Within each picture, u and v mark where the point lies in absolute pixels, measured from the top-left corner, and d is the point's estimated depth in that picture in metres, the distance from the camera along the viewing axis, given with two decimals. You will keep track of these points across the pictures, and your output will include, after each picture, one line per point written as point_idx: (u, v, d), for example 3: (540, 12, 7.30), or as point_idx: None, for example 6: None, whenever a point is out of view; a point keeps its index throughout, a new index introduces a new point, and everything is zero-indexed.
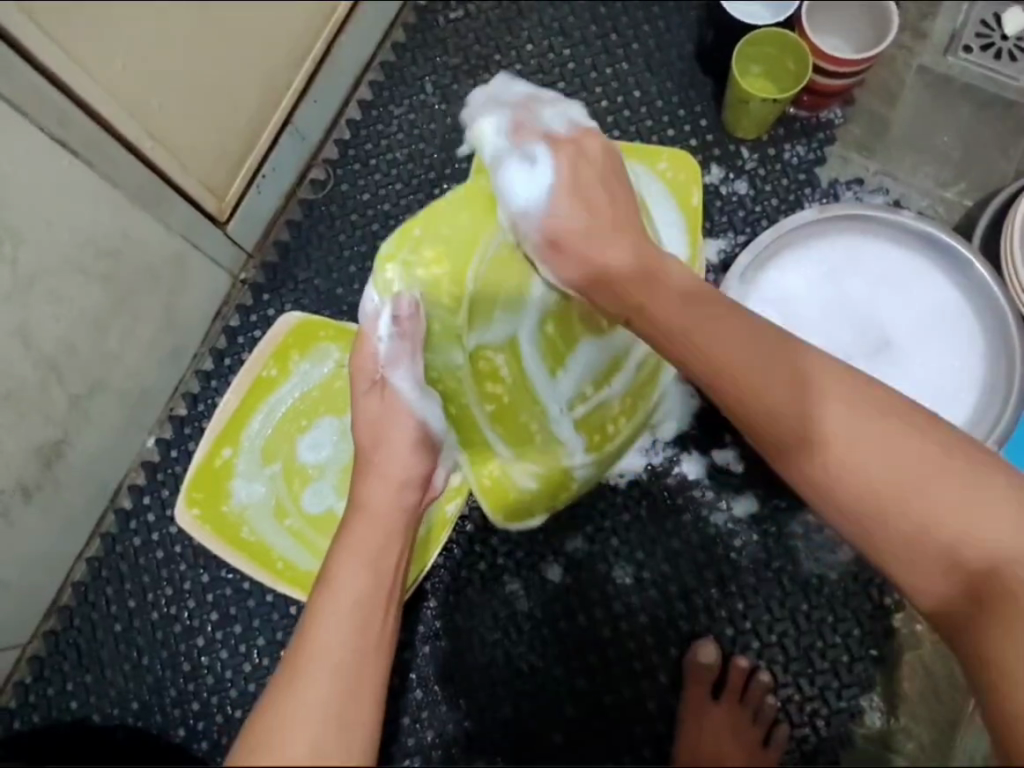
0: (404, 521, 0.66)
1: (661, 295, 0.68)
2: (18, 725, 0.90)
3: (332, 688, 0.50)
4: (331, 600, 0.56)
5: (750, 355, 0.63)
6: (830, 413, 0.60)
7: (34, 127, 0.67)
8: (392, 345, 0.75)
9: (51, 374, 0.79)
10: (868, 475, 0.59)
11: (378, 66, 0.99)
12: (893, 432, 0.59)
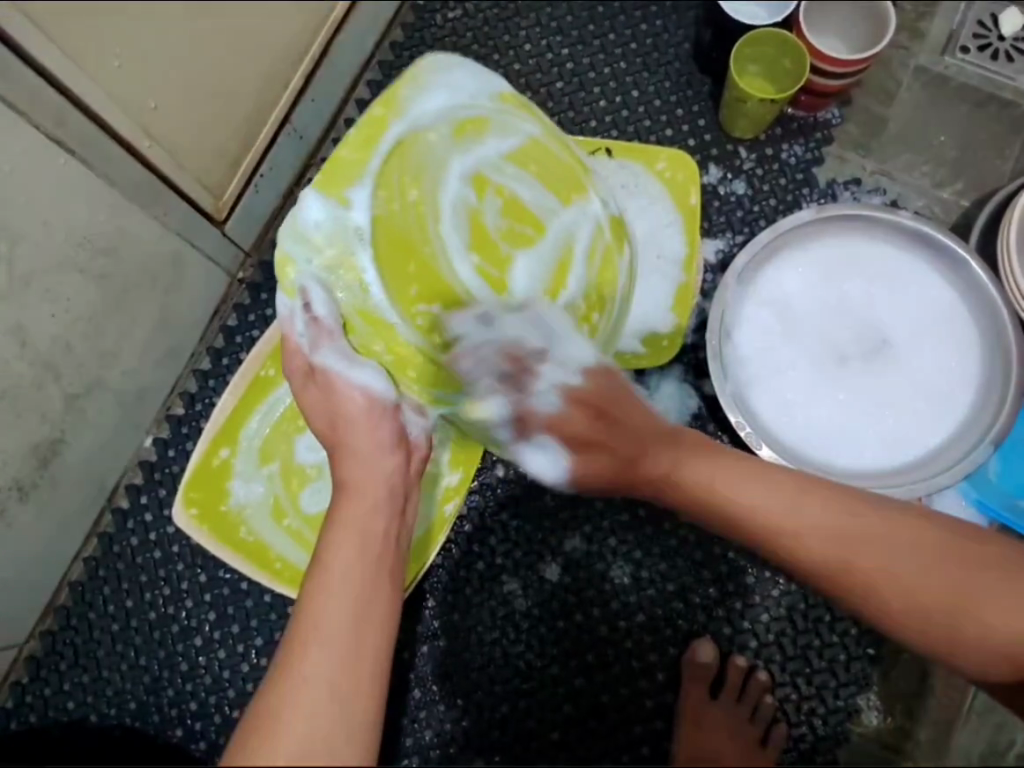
0: (391, 494, 0.65)
1: (698, 467, 0.68)
2: (14, 725, 0.90)
3: (329, 664, 0.49)
4: (326, 587, 0.54)
5: (783, 501, 0.64)
6: (866, 561, 0.61)
7: (30, 125, 0.67)
8: (309, 332, 0.71)
9: (48, 373, 0.78)
10: (909, 601, 0.60)
11: (376, 65, 0.99)
12: (934, 561, 0.61)
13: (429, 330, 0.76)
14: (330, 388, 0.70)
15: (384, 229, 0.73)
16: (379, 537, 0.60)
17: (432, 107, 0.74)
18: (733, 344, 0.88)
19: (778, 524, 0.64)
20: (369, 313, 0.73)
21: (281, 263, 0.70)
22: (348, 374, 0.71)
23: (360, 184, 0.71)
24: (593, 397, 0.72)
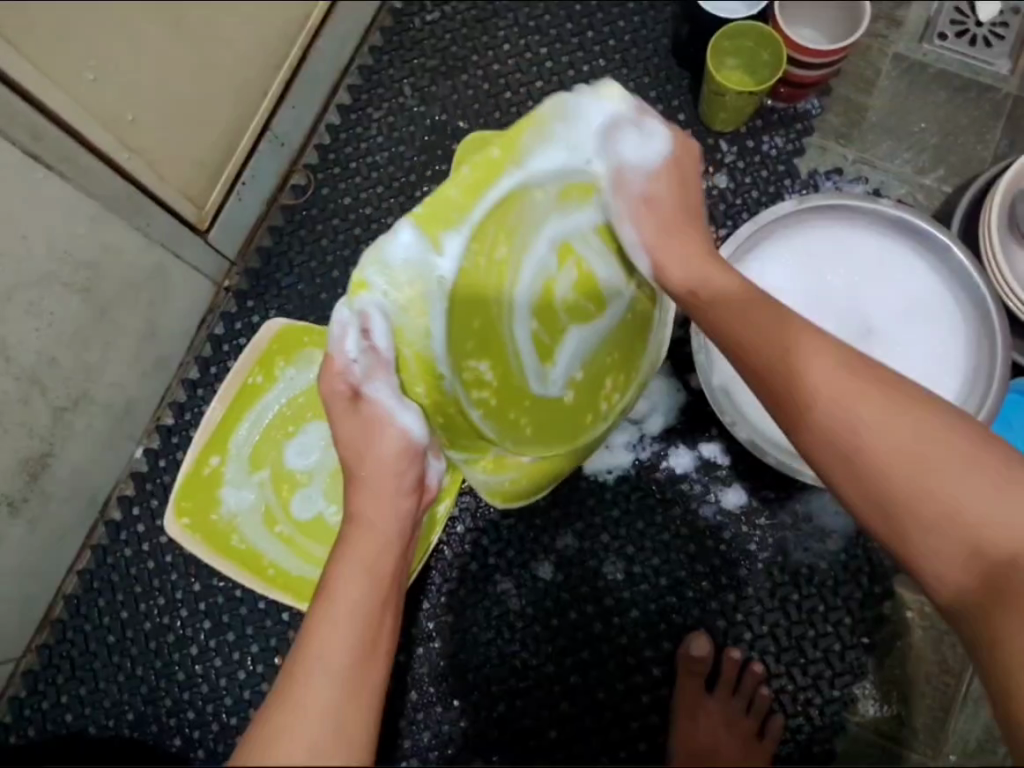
0: (399, 533, 0.64)
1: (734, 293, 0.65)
2: (14, 739, 0.91)
3: (331, 692, 0.47)
4: (334, 614, 0.53)
5: (799, 343, 0.59)
6: (865, 405, 0.56)
7: (7, 141, 0.67)
8: (365, 359, 0.64)
9: (34, 387, 0.79)
10: (894, 455, 0.54)
11: (355, 70, 0.99)
12: (937, 432, 0.55)
13: (473, 383, 0.71)
14: (368, 423, 0.66)
15: (469, 284, 0.64)
16: (387, 572, 0.59)
17: (555, 164, 0.67)
18: None
19: (813, 389, 0.57)
20: (424, 356, 0.65)
21: (358, 280, 0.60)
22: (393, 416, 0.67)
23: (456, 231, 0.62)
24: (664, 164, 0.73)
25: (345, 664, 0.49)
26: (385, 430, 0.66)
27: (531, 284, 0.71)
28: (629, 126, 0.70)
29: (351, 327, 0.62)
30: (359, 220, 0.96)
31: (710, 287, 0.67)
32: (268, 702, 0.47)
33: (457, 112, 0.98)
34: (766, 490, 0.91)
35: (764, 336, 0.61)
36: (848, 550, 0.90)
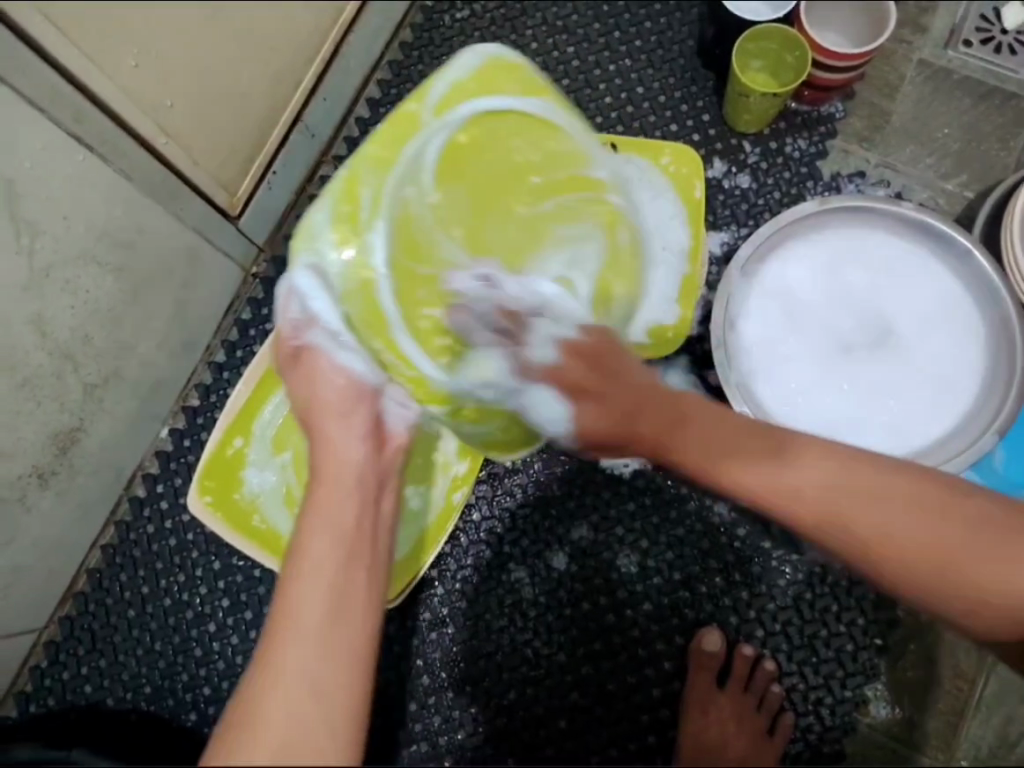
0: (365, 480, 0.59)
1: (674, 431, 0.61)
2: (33, 709, 0.92)
3: (306, 672, 0.46)
4: (302, 582, 0.50)
5: (773, 476, 0.60)
6: (862, 517, 0.58)
7: (52, 122, 0.70)
8: (303, 313, 0.65)
9: (67, 362, 0.81)
10: (908, 560, 0.58)
11: (386, 66, 1.02)
12: (929, 512, 0.58)
13: (432, 334, 0.71)
14: (312, 364, 0.65)
15: (405, 223, 0.69)
16: (354, 525, 0.55)
17: (469, 110, 0.70)
18: (737, 333, 0.89)
19: (811, 505, 0.59)
20: (373, 307, 0.68)
21: (291, 247, 0.68)
22: (336, 353, 0.66)
23: (384, 189, 0.68)
24: (551, 310, 0.68)
25: (313, 637, 0.48)
26: (328, 373, 0.65)
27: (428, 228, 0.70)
28: (528, 338, 0.65)
29: (299, 285, 0.66)
30: None
31: (640, 440, 0.62)
32: (251, 667, 0.48)
33: None
34: None
35: (750, 475, 0.60)
36: None
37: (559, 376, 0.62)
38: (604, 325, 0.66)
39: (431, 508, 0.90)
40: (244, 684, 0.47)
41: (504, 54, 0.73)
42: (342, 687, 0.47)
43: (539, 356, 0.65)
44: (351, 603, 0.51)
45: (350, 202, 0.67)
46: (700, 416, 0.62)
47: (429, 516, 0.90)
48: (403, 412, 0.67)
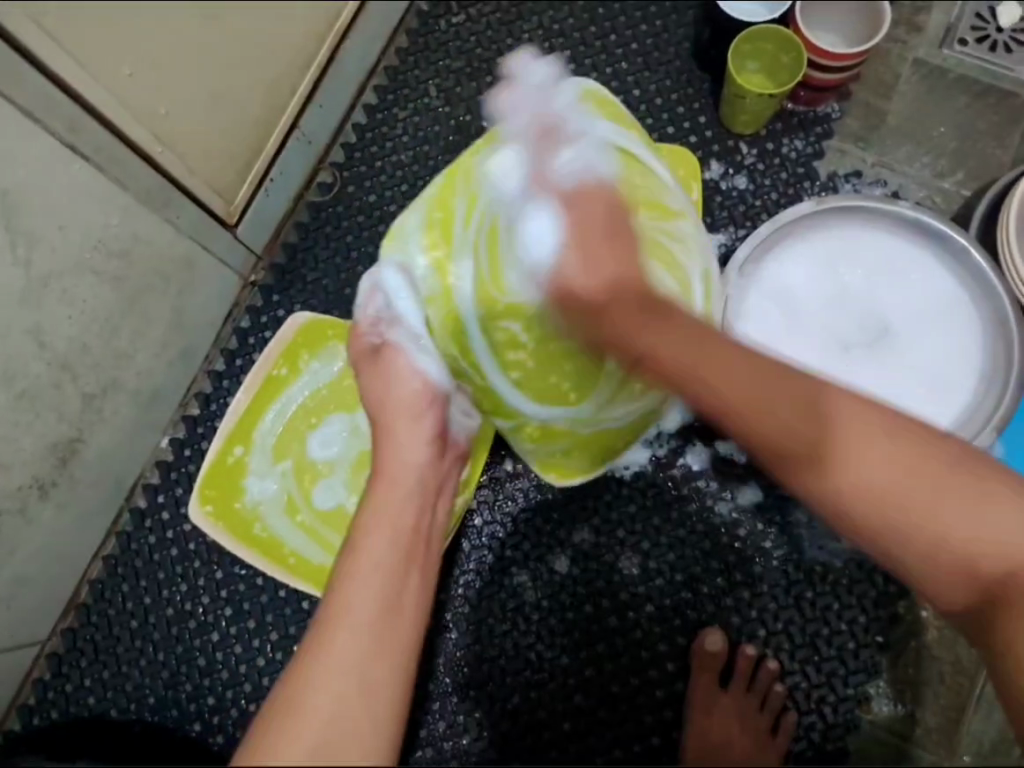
0: (424, 486, 0.65)
1: (718, 365, 0.57)
2: (37, 721, 0.92)
3: (355, 654, 0.50)
4: (358, 572, 0.55)
5: (754, 387, 0.56)
6: (842, 469, 0.56)
7: (45, 131, 0.70)
8: (386, 314, 0.74)
9: (66, 373, 0.81)
10: (881, 502, 0.57)
11: (382, 71, 1.02)
12: (895, 452, 0.56)
13: (507, 346, 0.80)
14: (394, 363, 0.71)
15: (490, 236, 0.78)
16: (410, 525, 0.60)
17: (531, 126, 0.76)
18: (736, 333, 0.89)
19: (770, 441, 0.57)
20: (454, 318, 0.79)
21: (387, 236, 0.79)
22: (414, 357, 0.72)
23: (476, 209, 0.78)
24: (584, 193, 0.71)
25: (366, 634, 0.51)
26: (407, 383, 0.70)
27: (481, 277, 0.78)
28: (535, 217, 0.72)
29: (389, 271, 0.76)
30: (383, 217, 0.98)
31: (727, 394, 0.57)
32: (298, 657, 0.50)
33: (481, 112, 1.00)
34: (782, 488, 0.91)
35: (736, 387, 0.56)
36: None
37: (578, 261, 0.68)
38: (589, 266, 0.67)
39: None
40: (292, 665, 0.50)
41: (596, 88, 0.80)
42: (391, 674, 0.50)
43: (583, 286, 0.67)
44: (400, 600, 0.54)
45: (443, 211, 0.79)
46: (676, 320, 0.61)
47: None
48: (463, 422, 0.77)
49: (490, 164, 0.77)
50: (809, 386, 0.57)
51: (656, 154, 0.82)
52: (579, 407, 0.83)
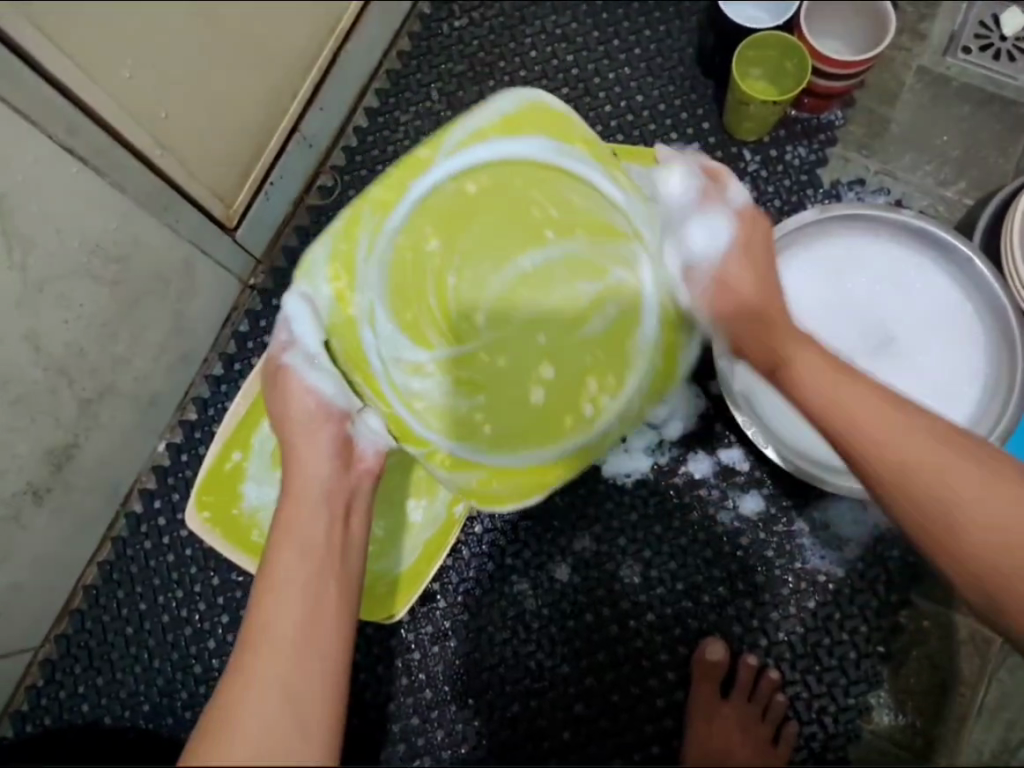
0: (333, 496, 0.65)
1: (804, 350, 0.64)
2: (30, 728, 0.91)
3: (280, 673, 0.50)
4: (276, 595, 0.56)
5: (893, 416, 0.59)
6: (951, 482, 0.56)
7: (43, 133, 0.68)
8: (296, 362, 0.70)
9: (62, 378, 0.80)
10: (986, 527, 0.56)
11: (384, 74, 1.01)
12: (987, 481, 0.57)
13: (449, 376, 0.75)
14: (293, 386, 0.70)
15: (403, 268, 0.73)
16: (322, 540, 0.61)
17: (487, 153, 0.73)
18: None
19: (880, 438, 0.58)
20: (357, 348, 0.72)
21: (302, 264, 0.71)
22: (306, 373, 0.70)
23: (385, 231, 0.72)
24: (749, 225, 0.70)
25: (288, 650, 0.52)
26: (295, 404, 0.69)
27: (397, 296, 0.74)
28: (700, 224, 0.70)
29: (298, 305, 0.70)
30: None
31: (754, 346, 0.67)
32: (222, 687, 0.51)
33: None
34: (784, 497, 0.91)
35: (839, 396, 0.61)
36: (866, 558, 0.90)
37: (744, 271, 0.68)
38: (754, 279, 0.68)
39: (433, 521, 0.90)
40: (220, 693, 0.50)
41: (542, 99, 0.74)
42: (316, 690, 0.51)
43: (746, 287, 0.68)
44: (321, 615, 0.55)
45: (349, 243, 0.71)
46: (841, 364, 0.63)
47: (428, 529, 0.89)
48: (374, 437, 0.72)
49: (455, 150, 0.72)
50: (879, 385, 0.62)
51: (611, 172, 0.75)
52: (561, 442, 0.77)
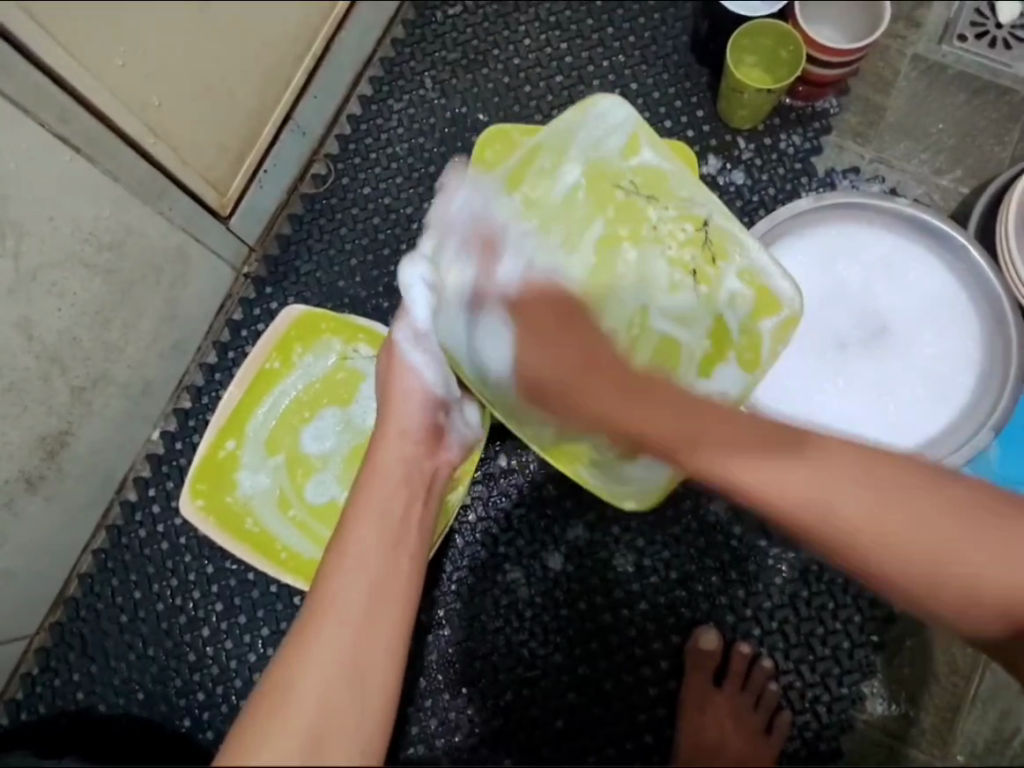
0: (408, 482, 0.68)
1: (706, 422, 0.61)
2: (25, 716, 0.91)
3: (350, 635, 0.52)
4: (346, 562, 0.57)
5: (786, 460, 0.57)
6: (848, 508, 0.55)
7: (35, 121, 0.69)
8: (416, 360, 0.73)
9: (56, 366, 0.80)
10: (884, 536, 0.54)
11: (377, 61, 1.00)
12: (918, 490, 0.55)
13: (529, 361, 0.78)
14: (401, 365, 0.74)
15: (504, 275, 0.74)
16: (398, 515, 0.63)
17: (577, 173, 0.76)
18: None
19: (794, 500, 0.56)
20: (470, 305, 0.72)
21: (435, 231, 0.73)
22: (406, 354, 0.74)
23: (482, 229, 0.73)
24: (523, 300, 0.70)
25: (356, 617, 0.53)
26: (395, 400, 0.73)
27: (615, 155, 0.77)
28: (483, 327, 0.69)
29: (417, 287, 0.70)
30: (378, 210, 0.98)
31: (661, 440, 0.61)
32: (289, 640, 0.53)
33: (477, 105, 0.99)
34: None
35: (712, 434, 0.60)
36: None
37: (540, 354, 0.66)
38: (547, 350, 0.66)
39: None
40: (282, 653, 0.52)
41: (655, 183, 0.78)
42: (382, 660, 0.52)
43: (547, 344, 0.67)
44: (390, 586, 0.57)
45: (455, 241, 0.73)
46: (730, 416, 0.61)
47: None
48: (464, 433, 0.78)
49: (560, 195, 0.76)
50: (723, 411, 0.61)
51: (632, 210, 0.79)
52: None
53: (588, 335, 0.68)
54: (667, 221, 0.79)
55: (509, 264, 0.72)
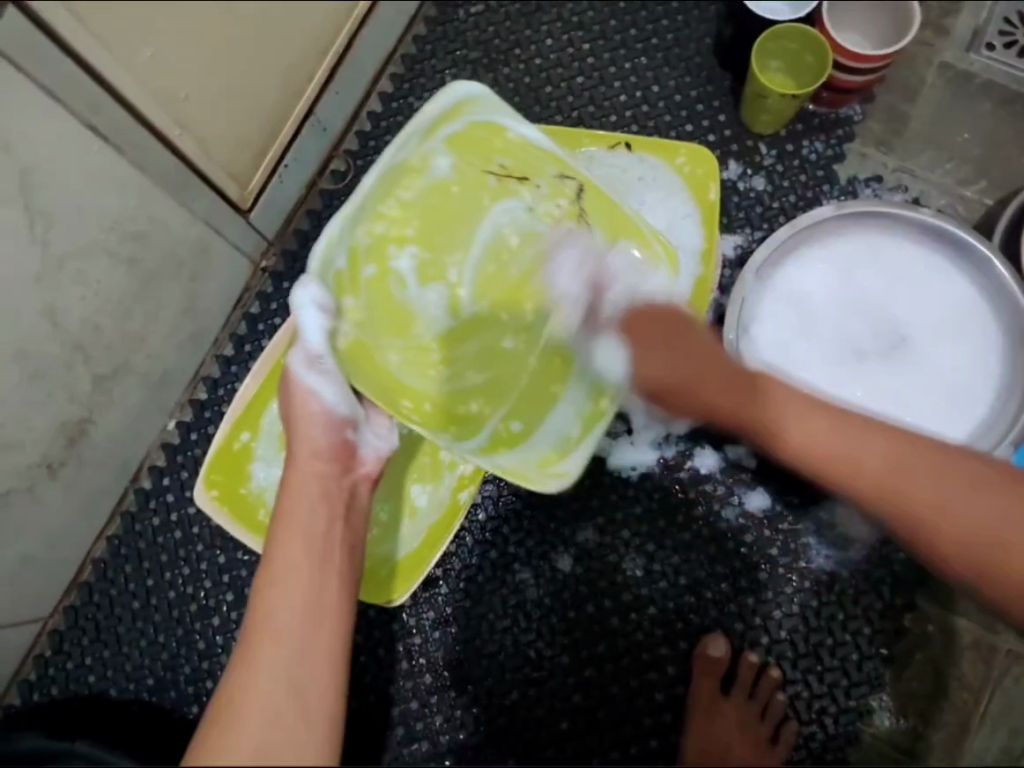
0: (330, 494, 0.67)
1: (789, 412, 0.66)
2: (37, 697, 0.93)
3: (286, 658, 0.52)
4: (278, 585, 0.57)
5: (790, 415, 0.66)
6: (876, 473, 0.63)
7: (67, 111, 0.69)
8: (316, 381, 0.74)
9: (78, 353, 0.81)
10: (876, 487, 0.64)
11: (400, 60, 1.01)
12: (911, 460, 0.63)
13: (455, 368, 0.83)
14: (300, 389, 0.74)
15: (432, 269, 0.82)
16: (322, 528, 0.63)
17: (447, 163, 0.80)
18: (749, 337, 0.88)
19: (815, 460, 0.65)
20: (395, 311, 0.81)
21: (353, 247, 0.78)
22: (310, 383, 0.74)
23: (375, 247, 0.79)
24: None
25: (290, 633, 0.54)
26: (312, 420, 0.73)
27: (480, 124, 0.80)
28: None
29: (309, 309, 0.74)
30: None
31: (730, 412, 0.68)
32: (231, 667, 0.53)
33: None
34: (791, 494, 0.91)
35: (737, 401, 0.67)
36: (872, 558, 0.89)
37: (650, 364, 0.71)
38: (662, 366, 0.70)
39: (436, 505, 0.89)
40: (214, 706, 0.51)
41: (497, 122, 0.80)
42: (319, 665, 0.53)
43: (654, 373, 0.71)
44: (325, 601, 0.57)
45: (371, 254, 0.80)
46: (770, 385, 0.67)
47: (433, 514, 0.89)
48: (377, 445, 0.77)
49: (436, 171, 0.80)
50: (803, 399, 0.67)
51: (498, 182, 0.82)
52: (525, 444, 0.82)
53: (690, 349, 0.70)
54: (541, 202, 0.82)
55: (618, 289, 0.77)
